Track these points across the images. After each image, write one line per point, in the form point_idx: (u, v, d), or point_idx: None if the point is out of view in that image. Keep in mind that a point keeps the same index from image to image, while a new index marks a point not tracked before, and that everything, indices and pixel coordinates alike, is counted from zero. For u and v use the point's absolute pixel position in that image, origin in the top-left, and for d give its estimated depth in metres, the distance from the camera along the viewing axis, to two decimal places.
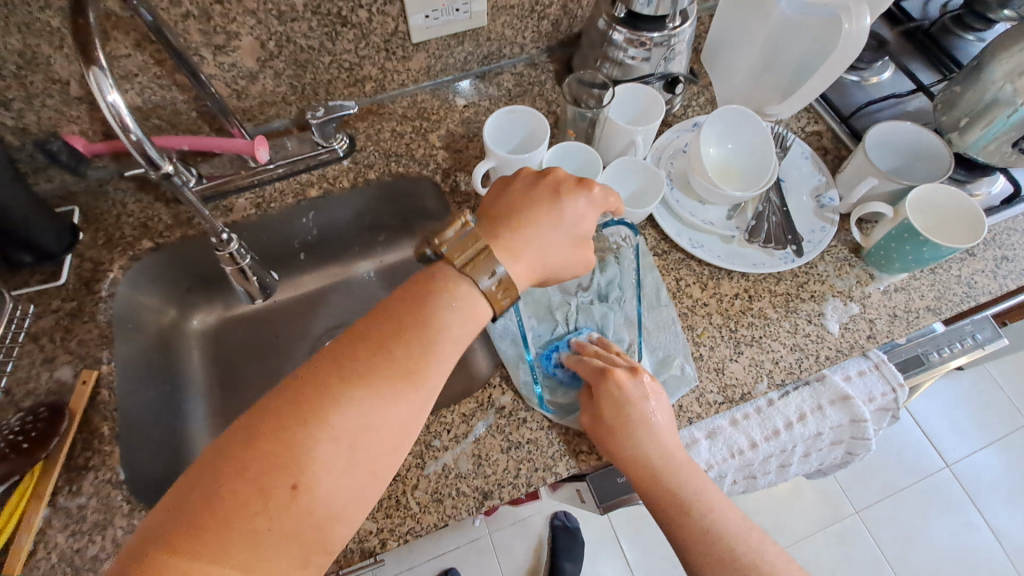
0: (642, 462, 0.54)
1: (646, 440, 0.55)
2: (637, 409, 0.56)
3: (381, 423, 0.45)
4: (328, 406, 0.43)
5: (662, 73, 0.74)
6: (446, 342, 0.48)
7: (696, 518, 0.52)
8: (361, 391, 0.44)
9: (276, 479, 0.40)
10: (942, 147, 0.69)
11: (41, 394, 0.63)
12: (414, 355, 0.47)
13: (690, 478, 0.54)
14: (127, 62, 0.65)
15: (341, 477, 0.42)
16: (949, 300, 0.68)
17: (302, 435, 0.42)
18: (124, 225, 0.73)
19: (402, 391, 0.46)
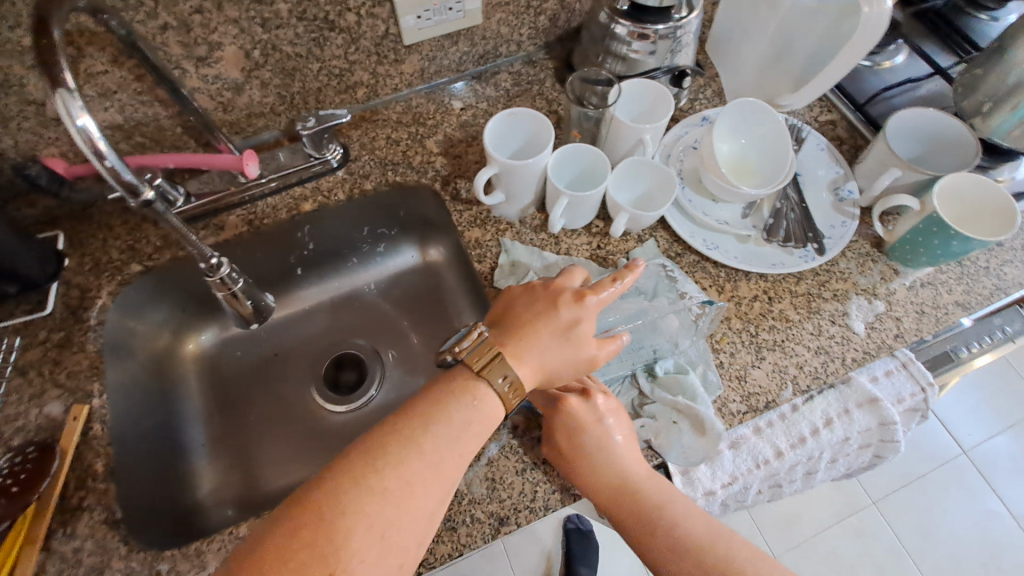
0: (607, 483, 0.53)
1: (600, 462, 0.53)
2: (590, 430, 0.54)
3: (417, 507, 0.43)
4: (375, 494, 0.42)
5: (668, 67, 0.71)
6: (468, 437, 0.47)
7: (663, 535, 0.51)
8: (404, 486, 0.43)
9: (317, 565, 0.39)
10: (966, 133, 0.65)
11: (31, 431, 0.60)
12: (450, 453, 0.46)
13: (656, 497, 0.53)
14: (105, 79, 0.62)
15: (376, 567, 0.41)
16: (979, 294, 0.65)
17: (351, 521, 0.41)
18: (111, 249, 0.71)
19: (434, 484, 0.45)
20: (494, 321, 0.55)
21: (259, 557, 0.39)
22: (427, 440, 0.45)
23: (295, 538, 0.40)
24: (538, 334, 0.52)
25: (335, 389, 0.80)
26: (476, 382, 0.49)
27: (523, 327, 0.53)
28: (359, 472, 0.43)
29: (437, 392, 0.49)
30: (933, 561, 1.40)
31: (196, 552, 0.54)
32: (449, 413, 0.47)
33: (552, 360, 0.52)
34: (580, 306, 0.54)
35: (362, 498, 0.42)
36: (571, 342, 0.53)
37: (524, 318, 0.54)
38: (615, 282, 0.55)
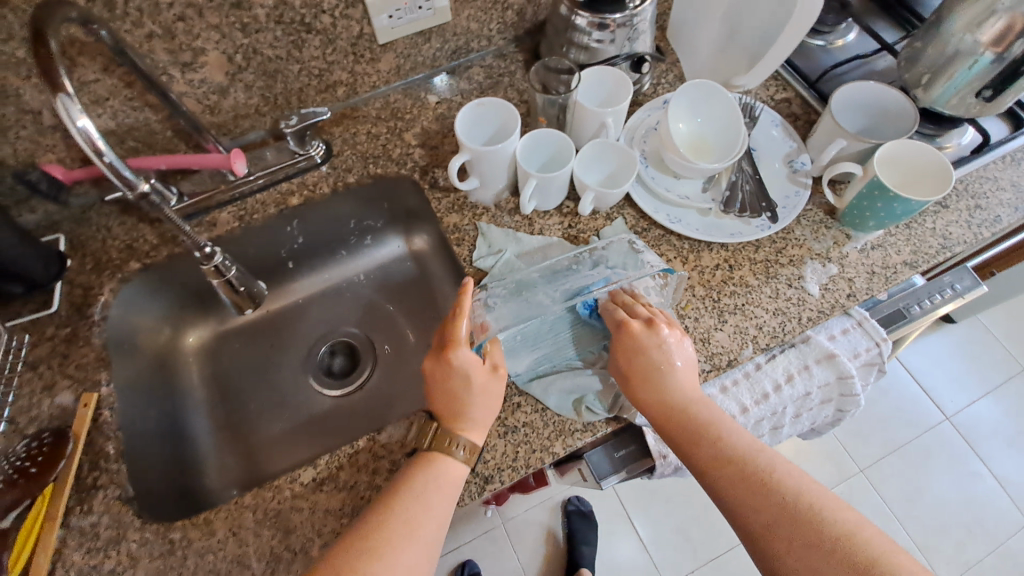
0: (656, 403, 0.57)
1: (671, 388, 0.57)
2: (661, 352, 0.59)
3: (406, 562, 0.51)
4: (367, 568, 0.50)
5: (628, 53, 0.75)
6: (442, 493, 0.54)
7: (707, 451, 0.54)
8: (388, 550, 0.51)
9: None
10: (907, 103, 0.70)
11: (44, 420, 0.64)
12: (425, 508, 0.53)
13: (701, 414, 0.56)
14: (97, 87, 0.66)
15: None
16: (926, 252, 0.69)
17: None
18: (111, 249, 0.75)
19: (417, 546, 0.52)
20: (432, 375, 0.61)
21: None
22: (402, 508, 0.53)
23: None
24: (461, 392, 0.58)
25: (330, 374, 0.84)
26: (439, 448, 0.56)
27: (440, 404, 0.59)
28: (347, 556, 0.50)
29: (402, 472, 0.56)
30: (918, 523, 1.45)
31: (205, 521, 0.58)
32: (418, 479, 0.55)
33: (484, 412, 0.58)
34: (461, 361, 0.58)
35: (355, 575, 0.49)
36: (480, 392, 0.58)
37: (444, 391, 0.59)
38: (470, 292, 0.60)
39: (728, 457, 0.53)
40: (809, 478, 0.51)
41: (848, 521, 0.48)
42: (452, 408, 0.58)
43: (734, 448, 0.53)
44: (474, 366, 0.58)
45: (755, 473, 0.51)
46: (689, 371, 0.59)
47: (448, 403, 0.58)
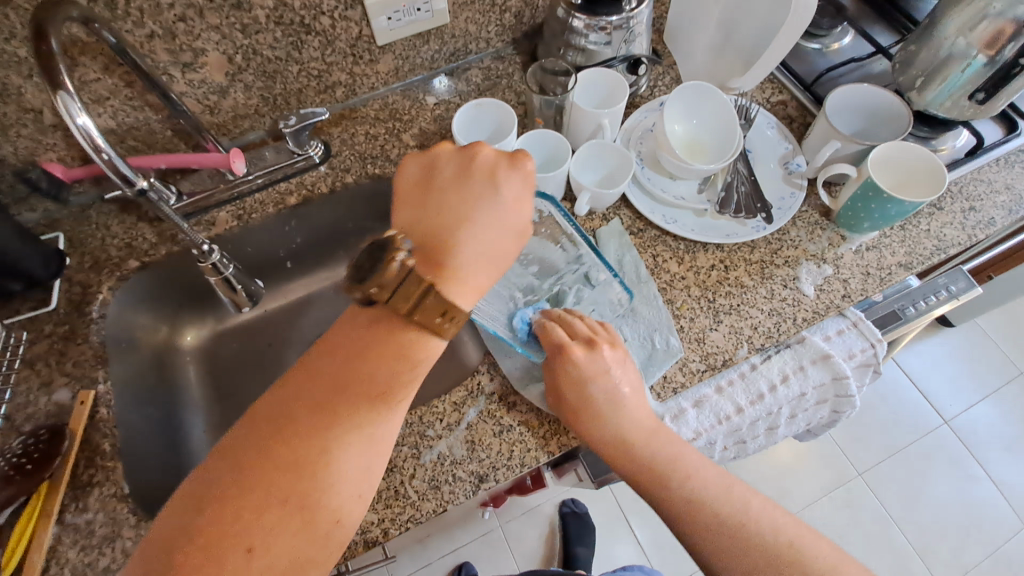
0: (611, 440, 0.56)
1: (623, 422, 0.57)
2: (604, 383, 0.57)
3: (341, 473, 0.46)
4: (288, 466, 0.44)
5: (624, 56, 0.75)
6: (397, 391, 0.49)
7: (675, 489, 0.55)
8: (316, 461, 0.45)
9: (255, 507, 0.43)
10: (900, 105, 0.70)
11: (41, 417, 0.64)
12: (367, 414, 0.47)
13: (660, 448, 0.56)
14: (97, 86, 0.66)
15: (301, 531, 0.44)
16: (920, 254, 0.70)
17: (266, 497, 0.43)
18: (109, 247, 0.75)
19: (352, 448, 0.46)
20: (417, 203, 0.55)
21: (172, 545, 0.42)
22: (343, 408, 0.47)
23: (204, 534, 0.42)
24: (464, 225, 0.53)
25: None
26: (407, 331, 0.49)
27: (444, 216, 0.53)
28: (270, 446, 0.45)
29: (356, 337, 0.49)
30: (916, 527, 1.44)
31: None
32: (373, 370, 0.48)
33: (480, 263, 0.53)
34: (484, 188, 0.54)
35: (274, 471, 0.44)
36: (488, 227, 0.53)
37: (442, 211, 0.53)
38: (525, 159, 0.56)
39: (693, 499, 0.54)
40: (769, 508, 0.55)
41: (796, 536, 0.54)
42: (440, 245, 0.52)
43: (698, 487, 0.55)
44: (504, 215, 0.54)
45: (727, 512, 0.54)
46: (636, 399, 0.58)
47: (436, 242, 0.52)
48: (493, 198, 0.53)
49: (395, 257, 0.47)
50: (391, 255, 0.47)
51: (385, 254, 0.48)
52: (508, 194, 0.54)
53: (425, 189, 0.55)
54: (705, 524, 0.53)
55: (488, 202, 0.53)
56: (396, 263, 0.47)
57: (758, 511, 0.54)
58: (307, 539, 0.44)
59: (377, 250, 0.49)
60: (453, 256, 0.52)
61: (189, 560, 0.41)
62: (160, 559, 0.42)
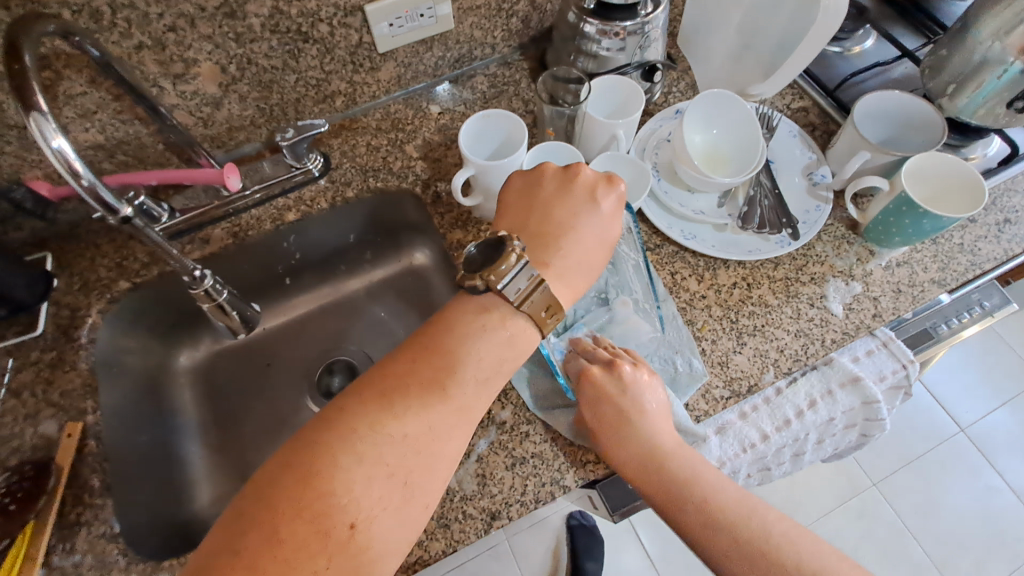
0: (629, 461, 0.53)
1: (642, 442, 0.53)
2: (628, 401, 0.55)
3: (439, 455, 0.46)
4: (392, 440, 0.44)
5: (639, 62, 0.72)
6: (496, 377, 0.51)
7: (694, 511, 0.50)
8: (419, 440, 0.45)
9: (339, 513, 0.41)
10: (933, 113, 0.67)
11: (26, 451, 0.60)
12: (468, 400, 0.49)
13: (683, 467, 0.52)
14: (84, 100, 0.63)
15: (399, 511, 0.44)
16: (954, 270, 0.66)
17: (372, 473, 0.43)
18: (99, 267, 0.72)
19: (452, 428, 0.47)
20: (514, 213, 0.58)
21: (269, 517, 0.40)
22: (446, 389, 0.48)
23: (301, 513, 0.40)
24: (572, 234, 0.56)
25: (327, 396, 0.80)
26: (514, 316, 0.52)
27: (549, 224, 0.57)
28: (375, 419, 0.45)
29: (462, 321, 0.51)
30: (934, 539, 1.41)
31: None
32: (467, 365, 0.49)
33: (583, 269, 0.57)
34: (589, 206, 0.57)
35: (377, 446, 0.44)
36: (589, 233, 0.57)
37: (548, 217, 0.57)
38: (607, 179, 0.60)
39: (714, 519, 0.50)
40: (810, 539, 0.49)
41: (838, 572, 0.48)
42: (544, 248, 0.56)
43: (722, 505, 0.50)
44: (603, 226, 0.57)
45: (749, 536, 0.49)
46: (661, 419, 0.55)
47: (540, 244, 0.56)
48: (593, 211, 0.57)
49: (508, 259, 0.51)
50: (506, 256, 0.51)
51: (498, 251, 0.52)
52: (609, 208, 0.58)
53: (529, 188, 0.59)
54: (729, 547, 0.49)
55: (590, 215, 0.57)
56: (509, 264, 0.51)
57: (789, 541, 0.49)
58: (402, 522, 0.44)
59: (487, 249, 0.53)
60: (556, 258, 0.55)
61: (293, 533, 0.40)
62: (257, 531, 0.39)
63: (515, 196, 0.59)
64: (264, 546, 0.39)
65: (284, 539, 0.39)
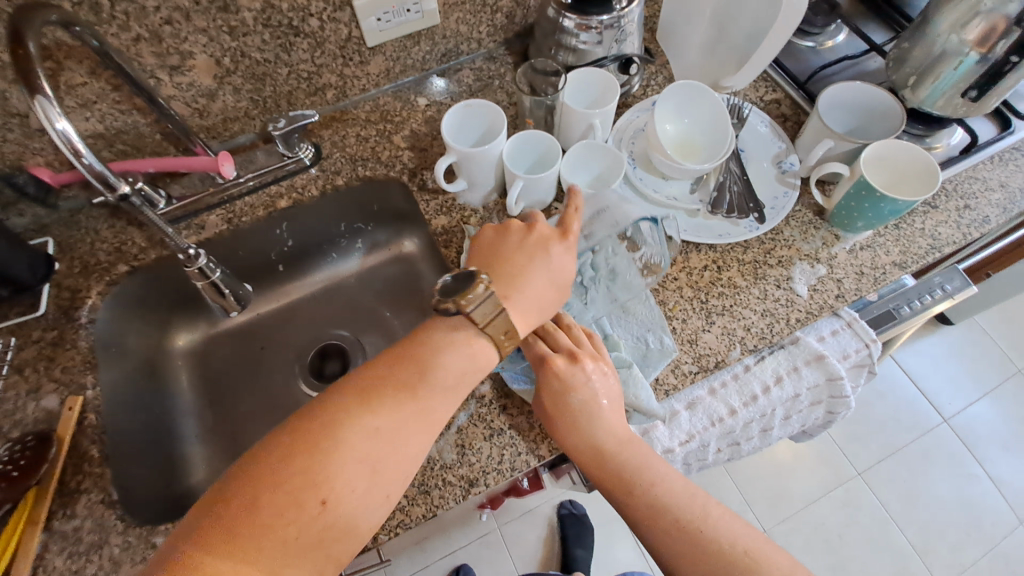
0: (583, 449, 0.55)
1: (597, 432, 0.55)
2: (581, 394, 0.56)
3: (404, 449, 0.49)
4: (368, 433, 0.47)
5: (615, 55, 0.75)
6: (462, 387, 0.53)
7: (643, 498, 0.53)
8: (368, 448, 0.47)
9: (312, 489, 0.44)
10: (894, 103, 0.70)
11: (29, 423, 0.64)
12: (438, 403, 0.51)
13: (635, 457, 0.55)
14: (84, 90, 0.66)
15: (367, 494, 0.46)
16: (915, 253, 0.69)
17: (343, 454, 0.46)
18: (98, 252, 0.75)
19: (420, 428, 0.50)
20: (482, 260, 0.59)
21: (254, 482, 0.44)
22: (416, 389, 0.50)
23: (282, 483, 0.44)
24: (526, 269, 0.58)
25: (321, 379, 0.83)
26: (475, 339, 0.54)
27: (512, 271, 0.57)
28: (357, 407, 0.48)
29: (432, 336, 0.53)
30: (918, 527, 1.43)
31: None
32: (431, 371, 0.51)
33: (538, 308, 0.57)
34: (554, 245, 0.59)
35: (354, 434, 0.47)
36: (550, 278, 0.58)
37: (512, 265, 0.58)
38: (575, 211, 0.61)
39: (661, 505, 0.52)
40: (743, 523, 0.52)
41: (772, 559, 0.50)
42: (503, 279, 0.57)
43: (669, 490, 0.53)
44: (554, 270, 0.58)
45: (690, 523, 0.51)
46: (615, 411, 0.57)
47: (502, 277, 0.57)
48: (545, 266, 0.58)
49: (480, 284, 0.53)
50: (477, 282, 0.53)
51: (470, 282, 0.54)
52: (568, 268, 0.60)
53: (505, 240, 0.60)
54: (673, 534, 0.51)
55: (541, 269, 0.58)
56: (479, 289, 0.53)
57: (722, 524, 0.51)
58: (366, 507, 0.46)
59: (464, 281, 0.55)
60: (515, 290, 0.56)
61: (271, 502, 0.43)
62: (239, 495, 0.43)
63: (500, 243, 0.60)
64: (246, 509, 0.42)
65: (264, 506, 0.43)
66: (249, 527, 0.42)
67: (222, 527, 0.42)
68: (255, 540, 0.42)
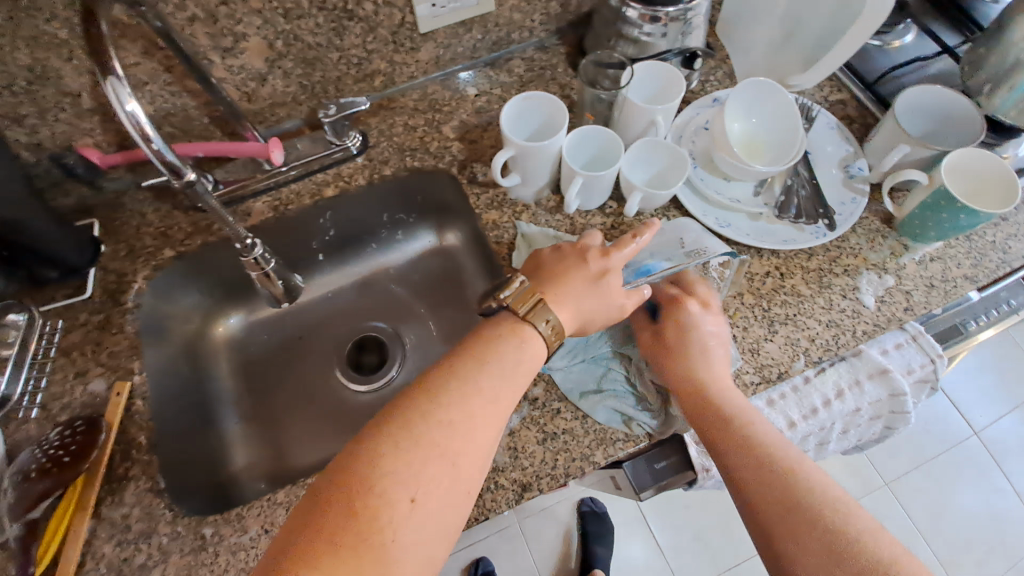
0: (692, 380, 0.57)
1: (703, 366, 0.58)
2: (697, 338, 0.59)
3: (479, 439, 0.46)
4: (443, 425, 0.45)
5: (679, 49, 0.72)
6: (520, 376, 0.50)
7: (737, 426, 0.53)
8: (443, 443, 0.44)
9: (398, 487, 0.41)
10: (973, 109, 0.67)
11: (77, 407, 0.63)
12: (504, 393, 0.49)
13: (734, 400, 0.56)
14: (137, 71, 0.64)
15: (450, 493, 0.43)
16: (987, 267, 0.66)
17: (425, 452, 0.43)
18: (144, 235, 0.74)
19: (492, 415, 0.47)
20: (530, 273, 0.58)
21: (342, 491, 0.41)
22: (483, 376, 0.48)
23: (368, 482, 0.41)
24: (570, 282, 0.56)
25: (358, 371, 0.83)
26: (521, 326, 0.52)
27: (557, 278, 0.56)
28: (429, 402, 0.46)
29: (485, 330, 0.52)
30: (945, 541, 1.41)
31: (237, 517, 0.57)
32: (497, 361, 0.49)
33: (580, 314, 0.55)
34: (605, 259, 0.57)
35: (431, 431, 0.44)
36: (596, 288, 0.56)
37: (555, 274, 0.57)
38: (635, 238, 0.58)
39: (751, 438, 0.52)
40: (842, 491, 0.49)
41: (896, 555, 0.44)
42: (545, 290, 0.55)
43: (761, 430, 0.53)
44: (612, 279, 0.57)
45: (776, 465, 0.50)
46: (726, 361, 0.59)
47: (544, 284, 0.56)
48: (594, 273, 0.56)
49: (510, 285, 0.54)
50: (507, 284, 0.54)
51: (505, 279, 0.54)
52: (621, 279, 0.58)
53: (558, 254, 0.59)
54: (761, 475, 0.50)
55: (590, 277, 0.56)
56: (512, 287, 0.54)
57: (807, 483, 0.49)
58: (449, 505, 0.43)
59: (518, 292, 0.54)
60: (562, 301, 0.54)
61: (365, 508, 0.40)
62: (330, 505, 0.41)
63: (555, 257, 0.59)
64: (340, 514, 0.40)
65: (358, 509, 0.40)
66: (343, 535, 0.39)
67: (320, 529, 0.40)
68: (352, 544, 0.39)
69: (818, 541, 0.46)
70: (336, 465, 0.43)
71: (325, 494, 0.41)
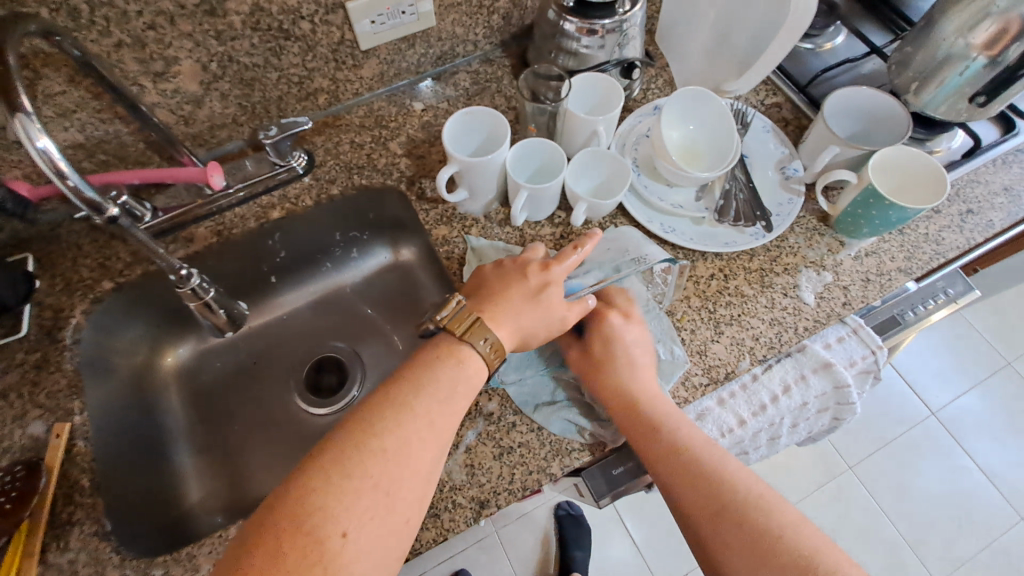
0: (622, 393, 0.58)
1: (630, 375, 0.58)
2: (620, 350, 0.60)
3: (415, 466, 0.45)
4: (377, 455, 0.44)
5: (618, 59, 0.74)
6: (458, 398, 0.50)
7: (665, 437, 0.54)
8: (377, 472, 0.44)
9: (329, 522, 0.41)
10: (898, 109, 0.70)
11: (15, 452, 0.60)
12: (442, 416, 0.48)
13: (660, 408, 0.56)
14: (63, 99, 0.62)
15: (385, 523, 0.43)
16: (920, 259, 0.69)
17: (358, 484, 0.43)
18: (82, 268, 0.71)
19: (430, 439, 0.47)
20: (475, 290, 0.58)
21: (272, 530, 0.41)
22: (419, 402, 0.48)
23: (298, 521, 0.41)
24: (510, 299, 0.56)
25: (317, 393, 0.81)
26: (459, 347, 0.52)
27: (496, 296, 0.57)
28: (363, 432, 0.45)
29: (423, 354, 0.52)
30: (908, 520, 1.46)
31: (189, 555, 0.56)
32: (433, 385, 0.49)
33: (521, 330, 0.56)
34: (546, 273, 0.58)
35: (364, 462, 0.44)
36: (534, 304, 0.56)
37: (495, 291, 0.57)
38: (576, 250, 0.59)
39: (677, 448, 0.54)
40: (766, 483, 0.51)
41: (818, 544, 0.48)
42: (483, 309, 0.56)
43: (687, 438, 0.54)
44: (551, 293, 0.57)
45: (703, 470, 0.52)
46: (652, 369, 0.60)
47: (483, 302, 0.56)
48: (533, 288, 0.57)
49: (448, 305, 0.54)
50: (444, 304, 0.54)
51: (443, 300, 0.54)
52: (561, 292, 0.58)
53: (499, 270, 0.59)
54: (689, 484, 0.52)
55: (529, 292, 0.57)
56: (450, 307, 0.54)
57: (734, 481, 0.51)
58: (385, 535, 0.43)
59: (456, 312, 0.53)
60: (503, 317, 0.55)
61: (294, 548, 0.40)
62: (260, 546, 0.40)
63: (496, 274, 0.59)
64: (268, 556, 0.39)
65: (286, 549, 0.40)
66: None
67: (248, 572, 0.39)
68: None
69: (746, 539, 0.48)
70: (268, 505, 0.43)
71: (254, 536, 0.41)
